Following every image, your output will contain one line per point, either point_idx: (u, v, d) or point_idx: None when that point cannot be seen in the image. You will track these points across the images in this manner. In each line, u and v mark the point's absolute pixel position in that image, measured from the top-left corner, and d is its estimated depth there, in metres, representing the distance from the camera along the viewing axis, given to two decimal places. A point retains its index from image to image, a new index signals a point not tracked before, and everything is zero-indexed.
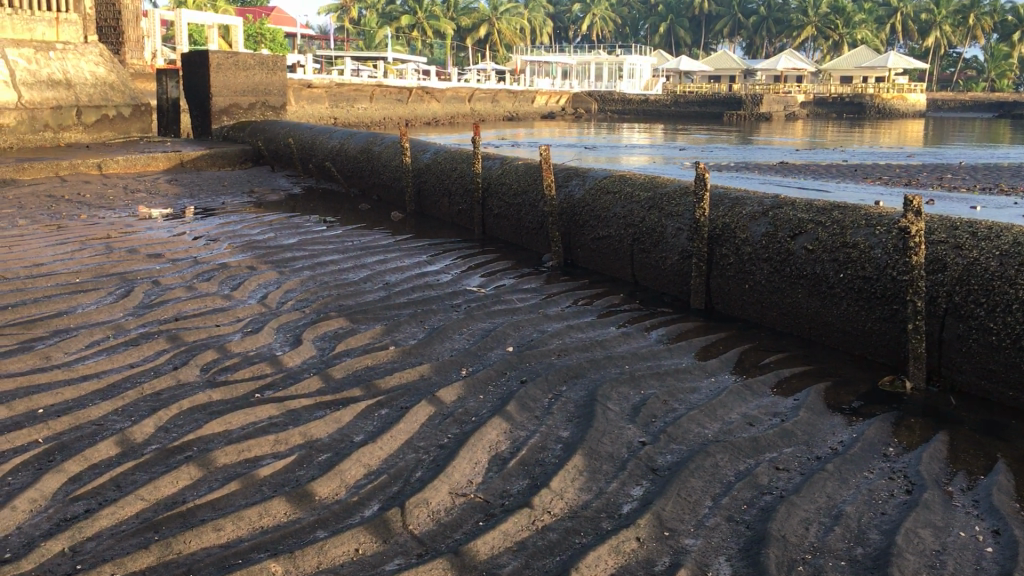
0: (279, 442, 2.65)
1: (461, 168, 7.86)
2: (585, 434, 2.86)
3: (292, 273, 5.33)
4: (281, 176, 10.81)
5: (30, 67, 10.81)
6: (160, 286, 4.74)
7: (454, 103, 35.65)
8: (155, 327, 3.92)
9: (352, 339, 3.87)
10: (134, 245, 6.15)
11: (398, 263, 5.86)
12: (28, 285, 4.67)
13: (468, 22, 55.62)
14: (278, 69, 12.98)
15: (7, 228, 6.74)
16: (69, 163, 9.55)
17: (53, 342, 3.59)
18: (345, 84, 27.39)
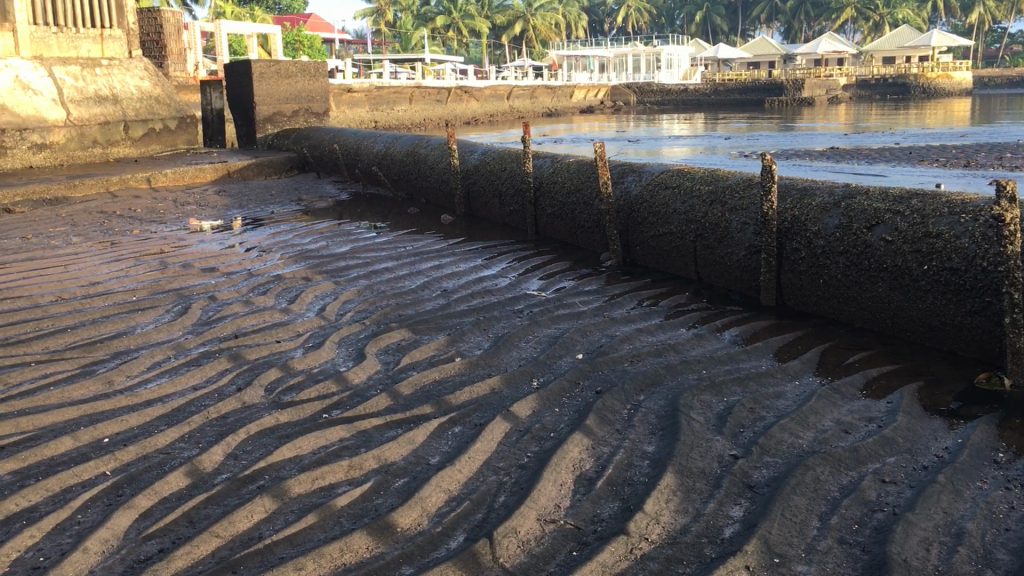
0: (354, 468, 2.52)
1: (511, 167, 7.72)
2: (672, 449, 2.69)
3: (348, 283, 5.22)
4: (328, 182, 10.76)
5: (77, 85, 10.90)
6: (217, 301, 4.67)
7: (493, 101, 35.58)
8: (215, 345, 3.83)
9: (417, 352, 3.74)
10: (188, 259, 6.10)
11: (454, 268, 5.73)
12: (86, 305, 4.61)
13: (503, 19, 55.53)
14: (319, 75, 12.97)
15: (61, 247, 6.73)
16: (119, 178, 9.59)
17: (115, 365, 3.51)
18: (384, 87, 27.42)
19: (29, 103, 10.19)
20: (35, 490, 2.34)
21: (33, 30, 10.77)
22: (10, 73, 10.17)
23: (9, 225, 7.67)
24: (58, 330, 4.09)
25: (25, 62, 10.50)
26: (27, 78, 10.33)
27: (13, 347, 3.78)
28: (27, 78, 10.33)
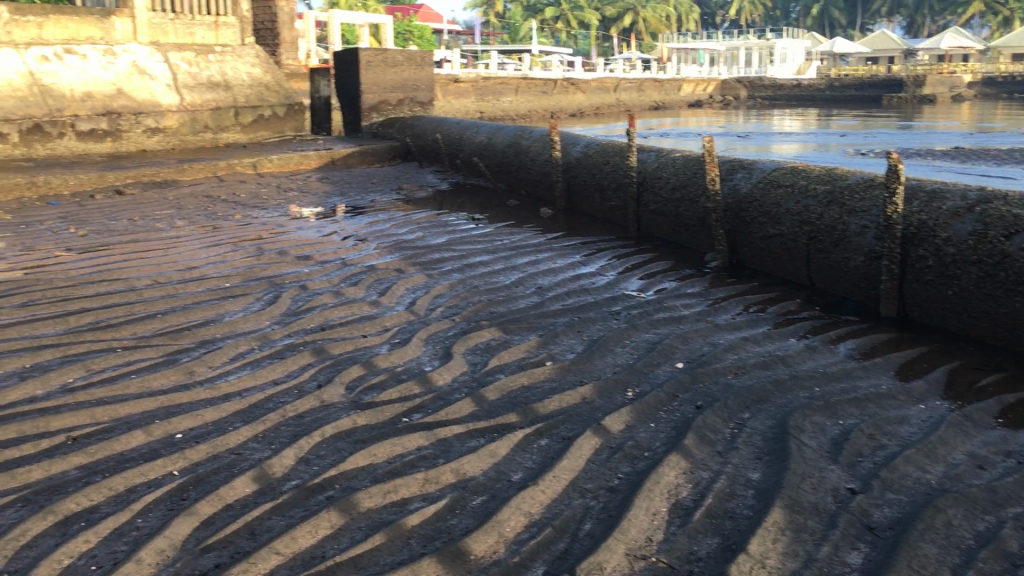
0: (429, 481, 2.34)
1: (615, 161, 7.45)
2: (780, 478, 2.42)
3: (441, 276, 5.07)
4: (429, 172, 10.69)
5: (191, 70, 11.19)
6: (308, 291, 4.58)
7: (600, 93, 35.20)
8: (300, 338, 3.72)
9: (506, 353, 3.54)
10: (284, 247, 6.07)
11: (551, 264, 5.51)
12: (179, 290, 4.59)
13: (614, 11, 54.92)
14: (425, 64, 12.92)
15: (165, 230, 6.81)
16: (226, 163, 9.71)
17: (198, 355, 3.43)
18: (491, 78, 27.38)
19: (145, 87, 10.53)
20: (97, 489, 2.24)
21: (151, 16, 11.14)
22: (128, 59, 10.63)
23: (118, 207, 7.83)
24: (148, 315, 4.06)
25: (142, 47, 10.89)
26: (144, 63, 10.74)
27: (102, 331, 3.75)
28: (143, 63, 10.74)
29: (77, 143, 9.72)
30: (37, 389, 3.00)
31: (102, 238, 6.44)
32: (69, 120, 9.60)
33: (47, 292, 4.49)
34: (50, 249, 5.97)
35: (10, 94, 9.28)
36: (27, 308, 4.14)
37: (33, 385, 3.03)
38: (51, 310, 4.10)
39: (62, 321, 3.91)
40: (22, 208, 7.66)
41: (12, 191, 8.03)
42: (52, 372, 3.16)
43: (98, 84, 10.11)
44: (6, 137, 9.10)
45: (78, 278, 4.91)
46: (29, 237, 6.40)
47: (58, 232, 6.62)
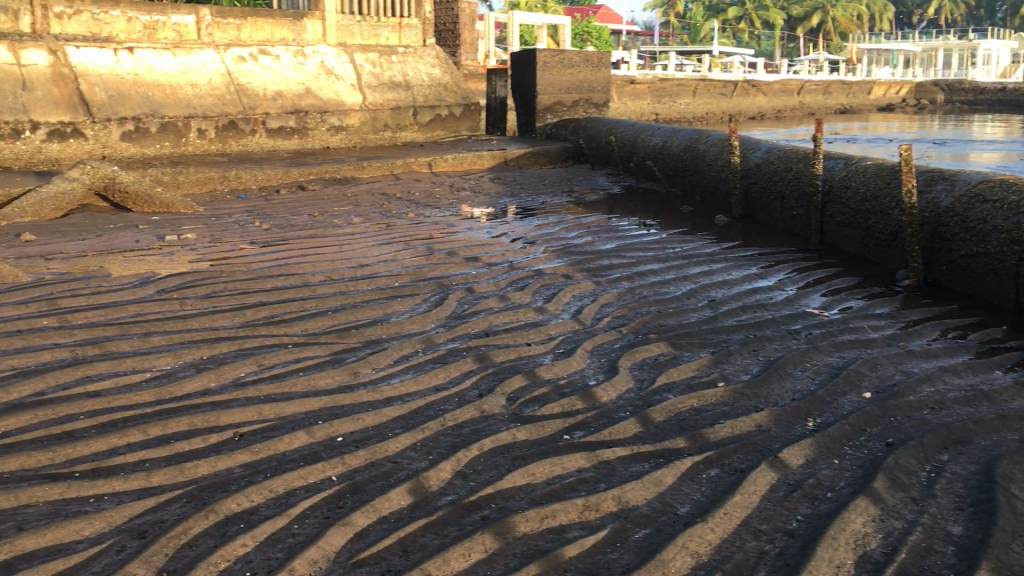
0: (589, 509, 2.21)
1: (799, 168, 7.08)
2: (987, 536, 2.13)
3: (610, 284, 4.92)
4: (601, 175, 10.55)
5: (374, 71, 11.57)
6: (474, 294, 4.54)
7: (782, 95, 33.98)
8: (464, 343, 3.67)
9: (675, 370, 3.36)
10: (454, 247, 6.09)
11: (724, 276, 5.25)
12: (350, 288, 4.66)
13: (800, 11, 52.99)
14: (602, 65, 12.80)
15: (342, 226, 7.00)
16: (403, 162, 9.93)
17: (364, 356, 3.44)
18: (668, 80, 26.95)
19: (331, 87, 10.94)
20: (257, 490, 2.25)
21: (340, 18, 11.55)
22: (317, 60, 11.11)
23: (300, 202, 8.13)
24: (319, 311, 4.13)
25: (330, 49, 11.34)
26: (331, 64, 11.19)
27: (275, 326, 3.83)
28: (330, 64, 11.19)
29: (267, 140, 10.19)
30: (211, 381, 3.08)
31: (284, 232, 6.69)
32: (260, 118, 10.09)
33: (229, 284, 4.67)
34: (236, 241, 6.24)
35: (208, 92, 9.84)
36: (209, 298, 4.31)
37: (208, 377, 3.11)
38: (231, 302, 4.24)
39: (239, 313, 4.04)
40: (214, 200, 8.09)
41: (206, 184, 8.50)
42: (226, 365, 3.23)
43: (289, 83, 10.59)
44: (204, 133, 9.65)
45: (257, 271, 5.09)
46: (218, 229, 6.72)
47: (245, 225, 6.93)
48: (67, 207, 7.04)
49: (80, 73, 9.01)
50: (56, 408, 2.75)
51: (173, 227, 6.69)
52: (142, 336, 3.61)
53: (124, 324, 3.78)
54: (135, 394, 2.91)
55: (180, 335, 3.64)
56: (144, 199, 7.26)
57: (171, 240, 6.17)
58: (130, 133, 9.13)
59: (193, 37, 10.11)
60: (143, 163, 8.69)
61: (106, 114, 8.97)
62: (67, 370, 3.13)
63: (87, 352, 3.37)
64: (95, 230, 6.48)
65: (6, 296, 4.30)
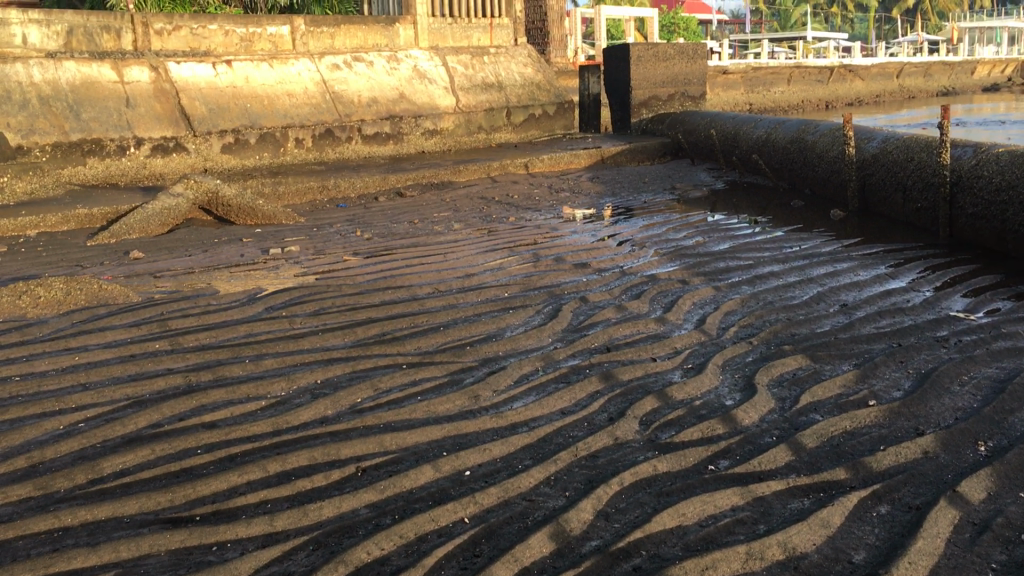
0: (752, 557, 2.01)
1: (922, 157, 6.64)
2: None
3: (730, 289, 4.65)
4: (703, 170, 10.21)
5: (467, 72, 11.47)
6: (588, 304, 4.35)
7: (882, 78, 32.75)
8: (586, 360, 3.48)
9: (818, 387, 3.09)
10: (560, 252, 5.91)
11: (852, 277, 4.92)
12: (459, 300, 4.52)
13: None
14: (698, 57, 12.43)
15: (443, 233, 6.89)
16: (500, 164, 9.78)
17: (482, 377, 3.28)
18: (762, 68, 26.23)
19: (425, 91, 10.88)
20: (387, 537, 2.11)
21: (431, 22, 11.47)
22: (410, 64, 11.08)
23: (399, 209, 8.06)
24: (430, 327, 4.00)
25: (423, 53, 11.30)
26: (423, 68, 11.14)
27: (388, 345, 3.71)
28: (423, 68, 11.14)
29: (364, 147, 10.16)
30: (328, 408, 2.96)
31: (386, 241, 6.61)
32: (356, 125, 10.08)
33: (337, 299, 4.59)
34: (339, 253, 6.18)
35: (304, 101, 9.88)
36: (318, 316, 4.23)
37: (324, 404, 3.00)
38: (341, 319, 4.15)
39: (350, 331, 3.93)
40: (315, 210, 8.09)
41: (306, 194, 8.51)
42: (342, 390, 3.12)
43: (382, 89, 10.57)
44: (302, 142, 9.68)
45: (363, 285, 4.99)
46: (321, 240, 6.68)
47: (347, 235, 6.88)
48: (172, 222, 7.10)
49: (181, 87, 9.18)
50: (174, 442, 2.67)
51: (276, 240, 6.68)
52: (254, 359, 3.53)
53: (234, 346, 3.71)
54: (253, 424, 2.81)
55: (292, 357, 3.55)
56: (246, 212, 7.28)
57: (275, 253, 6.14)
58: (230, 145, 9.23)
59: (289, 47, 10.20)
60: (244, 175, 8.75)
61: (207, 128, 9.08)
62: (182, 399, 3.06)
63: (201, 378, 3.31)
64: (201, 245, 6.51)
65: (119, 318, 4.30)
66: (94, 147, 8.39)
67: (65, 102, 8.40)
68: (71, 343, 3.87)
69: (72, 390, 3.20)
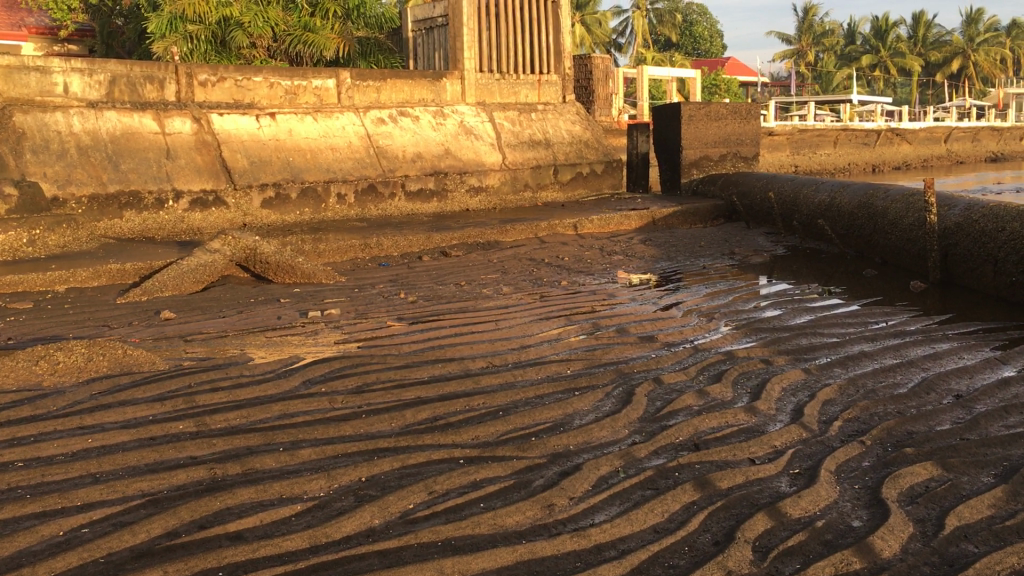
0: None
1: (1014, 228, 6.10)
2: None
3: (822, 372, 4.14)
4: (760, 234, 9.72)
5: (513, 129, 11.17)
6: (664, 387, 3.86)
7: (928, 143, 32.18)
8: (673, 459, 2.99)
9: (964, 506, 2.57)
10: (623, 323, 5.43)
11: (958, 361, 4.38)
12: (517, 378, 4.06)
13: (938, 55, 50.77)
14: (751, 117, 12.05)
15: (492, 298, 6.44)
16: (547, 224, 9.36)
17: (555, 479, 2.80)
18: (808, 130, 25.80)
19: (470, 147, 10.56)
20: None
21: (479, 77, 11.19)
22: (457, 120, 10.79)
23: (445, 270, 7.65)
24: (488, 412, 3.53)
25: (469, 109, 11.01)
26: (470, 123, 10.85)
27: (442, 435, 3.25)
28: (470, 124, 10.84)
29: (407, 204, 9.82)
30: (375, 517, 2.51)
31: (432, 305, 6.17)
32: (400, 181, 9.74)
33: (381, 373, 4.15)
34: (382, 317, 5.76)
35: (348, 155, 9.57)
36: (360, 394, 3.78)
37: (370, 512, 2.54)
38: (387, 400, 3.69)
39: (398, 415, 3.48)
40: (356, 269, 7.71)
41: (347, 253, 8.13)
42: (391, 494, 2.66)
43: (428, 144, 10.26)
44: (344, 198, 9.35)
45: (409, 356, 4.55)
46: (363, 302, 6.26)
47: (390, 297, 6.46)
48: (208, 279, 6.74)
49: (223, 139, 8.91)
50: (192, 560, 2.24)
51: (315, 301, 6.29)
52: (289, 449, 3.09)
53: (267, 430, 3.27)
54: (285, 538, 2.37)
55: (333, 447, 3.10)
56: (286, 269, 6.92)
57: (315, 316, 5.73)
58: (271, 200, 8.90)
59: (334, 101, 9.94)
60: (284, 231, 8.40)
61: (248, 182, 8.77)
62: (202, 500, 2.62)
63: (227, 473, 2.87)
64: (237, 306, 6.13)
65: (142, 390, 3.87)
66: (133, 199, 8.10)
67: (104, 152, 8.16)
68: (86, 419, 3.44)
69: (81, 482, 2.77)
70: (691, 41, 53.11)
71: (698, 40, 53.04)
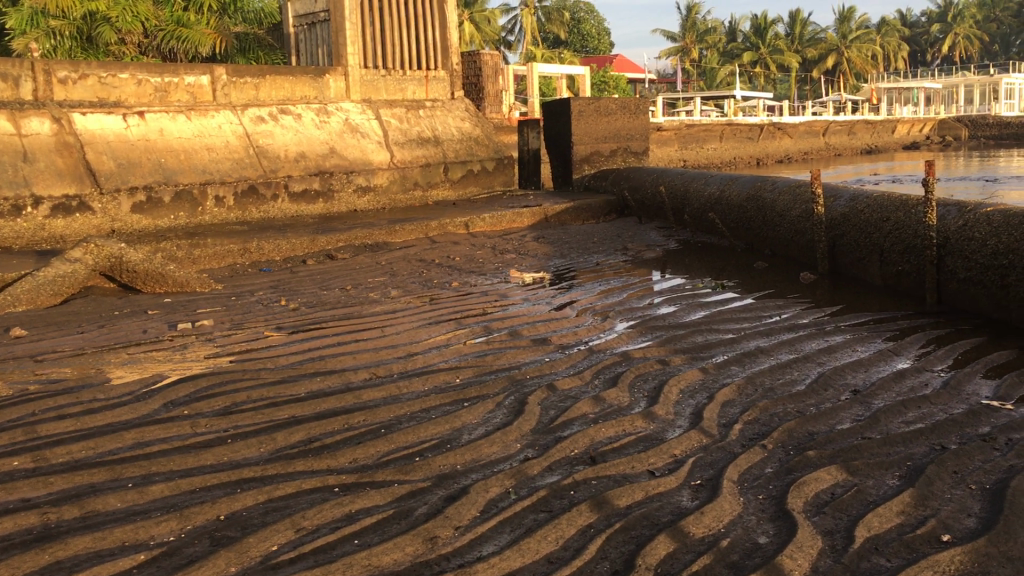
0: None
1: (898, 218, 6.13)
2: None
3: (720, 372, 3.99)
4: (652, 228, 9.66)
5: (401, 126, 10.83)
6: (558, 394, 3.65)
7: (809, 136, 33.23)
8: (568, 475, 2.77)
9: (873, 515, 2.43)
10: (515, 325, 5.20)
11: (852, 354, 4.31)
12: (402, 391, 3.78)
13: (815, 52, 52.59)
14: (640, 112, 12.02)
15: (380, 302, 6.13)
16: (437, 223, 9.08)
17: (439, 506, 2.55)
18: (695, 126, 26.23)
19: (356, 146, 10.18)
20: None
21: (363, 73, 10.82)
22: (341, 117, 10.39)
23: (330, 274, 7.29)
24: (370, 431, 3.24)
25: (354, 106, 10.64)
26: (356, 121, 10.47)
27: (316, 459, 2.95)
28: (355, 121, 10.47)
29: (291, 205, 9.39)
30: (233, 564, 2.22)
31: (314, 312, 5.83)
32: (282, 182, 9.30)
33: (253, 390, 3.81)
34: (260, 327, 5.38)
35: (226, 156, 9.09)
36: (227, 416, 3.43)
37: (227, 559, 2.24)
38: (258, 421, 3.37)
39: (268, 438, 3.16)
40: (235, 276, 7.28)
41: (226, 258, 7.68)
42: (253, 536, 2.36)
43: (312, 143, 9.85)
44: (222, 200, 8.87)
45: (286, 369, 4.22)
46: (240, 311, 5.87)
47: (270, 305, 6.08)
48: (67, 291, 6.22)
49: (87, 140, 8.29)
50: None
51: (187, 311, 5.86)
52: (140, 484, 2.75)
53: (116, 464, 2.91)
54: None
55: (191, 479, 2.77)
56: (155, 278, 6.46)
57: (186, 328, 5.32)
58: (141, 205, 8.34)
59: (209, 98, 9.45)
60: (157, 237, 7.88)
61: (115, 185, 8.19)
62: (29, 554, 2.27)
63: (63, 517, 2.52)
64: (100, 319, 5.65)
65: None
66: None
67: None
68: None
69: None
70: (580, 39, 53.46)
71: (586, 37, 53.51)
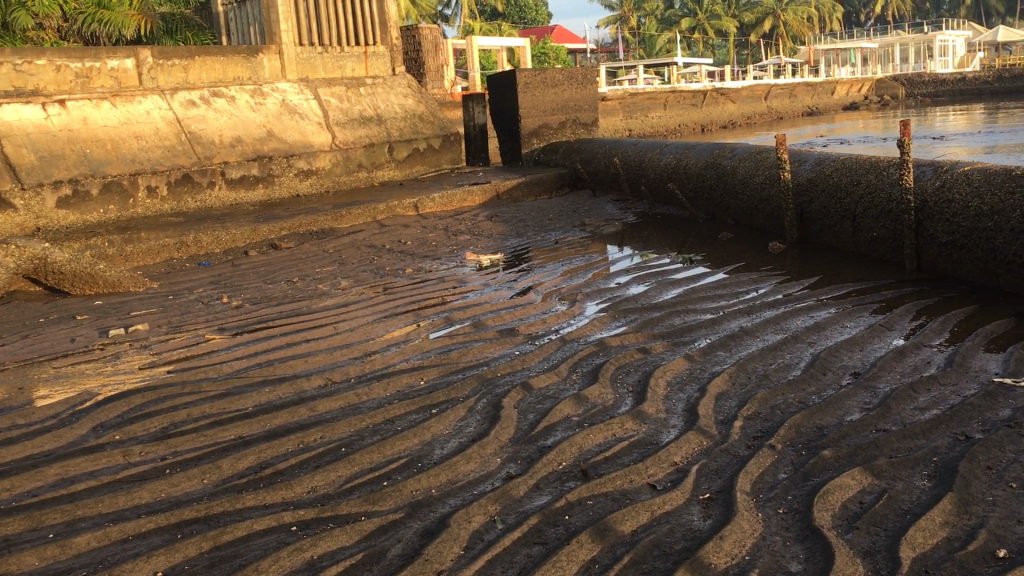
0: None
1: (870, 180, 5.87)
2: None
3: (706, 358, 3.68)
4: (608, 202, 9.34)
5: (341, 106, 10.34)
6: (535, 395, 3.30)
7: (751, 101, 33.22)
8: (560, 495, 2.43)
9: (914, 530, 2.13)
10: (479, 314, 4.82)
11: (843, 331, 4.03)
12: (362, 399, 3.40)
13: (752, 16, 52.65)
14: (588, 82, 11.64)
15: (331, 294, 5.71)
16: (386, 206, 8.64)
17: (416, 544, 2.20)
18: (639, 95, 25.97)
19: (296, 127, 9.67)
20: None
21: (299, 51, 10.29)
22: (277, 98, 9.87)
23: (273, 265, 6.84)
24: (329, 450, 2.86)
25: (291, 86, 10.11)
26: (294, 101, 9.95)
27: (268, 492, 2.56)
28: (293, 102, 9.95)
29: (229, 192, 8.88)
30: None
31: (259, 309, 5.39)
32: (218, 168, 8.79)
33: (196, 407, 3.39)
34: (201, 329, 4.93)
35: (156, 144, 8.54)
36: (164, 441, 3.02)
37: None
38: (200, 445, 2.96)
39: (213, 467, 2.76)
40: (172, 272, 6.79)
41: (161, 253, 7.18)
42: None
43: (248, 126, 9.33)
44: (155, 190, 8.34)
45: (230, 378, 3.80)
46: (177, 312, 5.42)
47: (210, 303, 5.63)
48: None
49: (4, 132, 7.65)
50: None
51: (120, 315, 5.38)
52: (64, 534, 2.34)
53: (33, 511, 2.49)
54: None
55: (125, 525, 2.37)
56: (84, 279, 5.94)
57: (118, 334, 4.86)
58: (67, 199, 7.77)
59: (135, 83, 8.87)
60: (85, 233, 7.34)
61: (37, 179, 7.59)
62: None
63: None
64: (20, 328, 5.15)
65: None
66: None
67: None
68: None
69: None
70: (518, 11, 52.77)
71: (523, 9, 52.91)
